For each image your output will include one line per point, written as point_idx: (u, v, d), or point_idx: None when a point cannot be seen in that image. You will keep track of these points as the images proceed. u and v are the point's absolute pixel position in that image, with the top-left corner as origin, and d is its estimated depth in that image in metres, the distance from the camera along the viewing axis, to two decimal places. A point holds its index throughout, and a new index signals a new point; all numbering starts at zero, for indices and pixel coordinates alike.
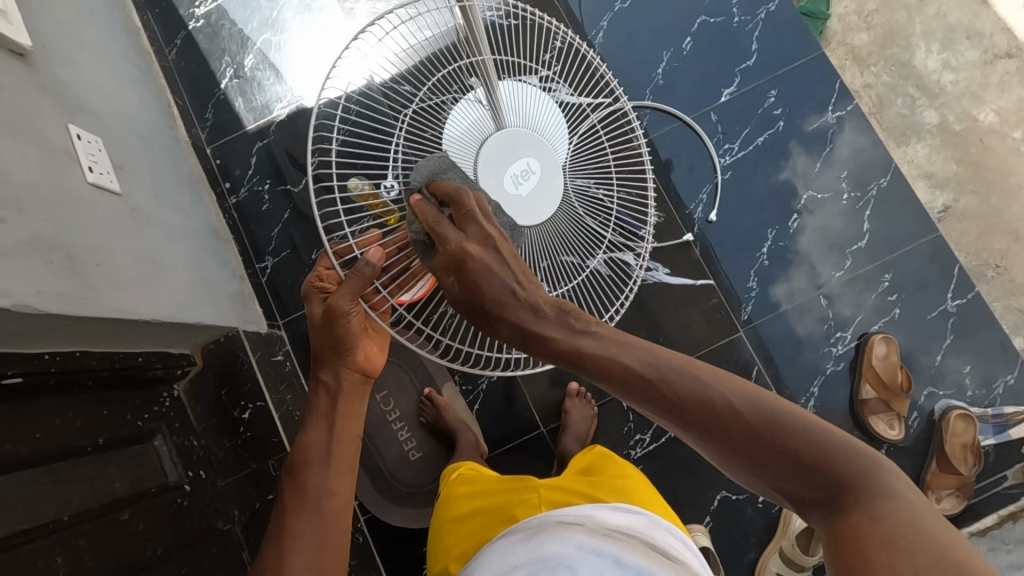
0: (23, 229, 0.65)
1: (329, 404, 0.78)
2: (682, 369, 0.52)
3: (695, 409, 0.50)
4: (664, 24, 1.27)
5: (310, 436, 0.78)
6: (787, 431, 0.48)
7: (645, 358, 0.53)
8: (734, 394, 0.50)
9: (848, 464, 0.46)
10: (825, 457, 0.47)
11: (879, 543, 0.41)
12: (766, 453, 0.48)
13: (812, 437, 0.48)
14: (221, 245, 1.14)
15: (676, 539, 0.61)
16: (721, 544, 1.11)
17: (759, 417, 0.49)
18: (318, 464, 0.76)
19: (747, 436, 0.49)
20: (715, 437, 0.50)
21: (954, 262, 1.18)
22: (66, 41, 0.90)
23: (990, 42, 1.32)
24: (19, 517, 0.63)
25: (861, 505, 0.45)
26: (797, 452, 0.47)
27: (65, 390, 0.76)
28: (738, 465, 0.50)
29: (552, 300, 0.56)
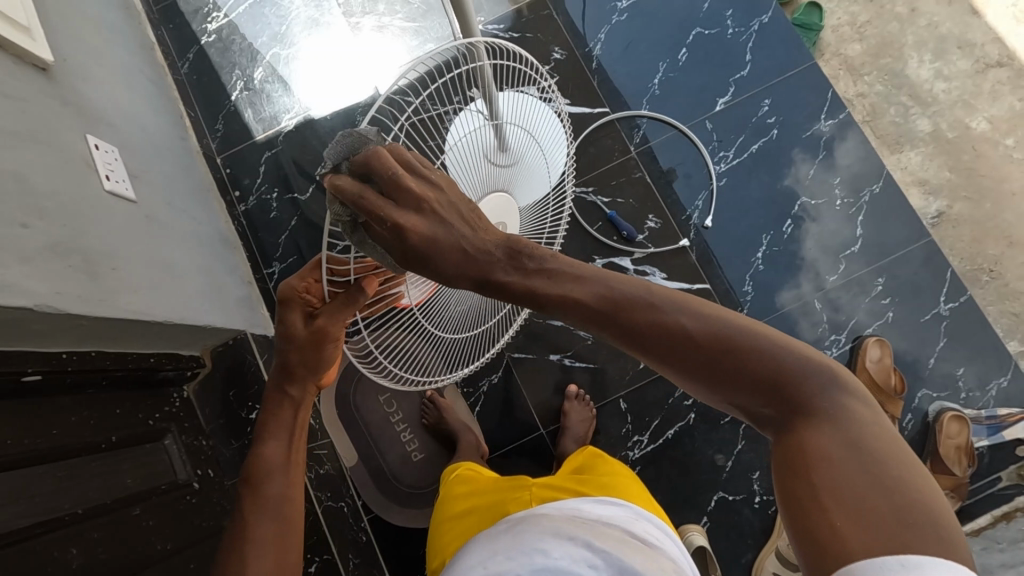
0: (44, 235, 0.69)
1: (292, 417, 0.77)
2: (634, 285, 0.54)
3: (643, 323, 0.53)
4: (659, 37, 1.31)
5: (264, 445, 0.76)
6: (738, 349, 0.51)
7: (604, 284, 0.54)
8: (694, 312, 0.52)
9: (801, 373, 0.50)
10: (783, 376, 0.50)
11: (829, 470, 0.45)
12: (723, 372, 0.51)
13: (768, 356, 0.50)
14: (229, 251, 1.17)
15: (658, 531, 0.62)
16: (718, 544, 1.13)
17: (715, 336, 0.51)
18: (276, 473, 0.74)
19: (701, 349, 0.51)
20: (667, 351, 0.52)
21: (946, 266, 1.21)
22: (85, 57, 0.94)
23: (982, 51, 1.34)
24: (37, 509, 0.66)
25: (813, 422, 0.48)
26: (752, 372, 0.50)
27: (80, 389, 0.79)
28: (689, 379, 0.53)
29: (502, 238, 0.55)
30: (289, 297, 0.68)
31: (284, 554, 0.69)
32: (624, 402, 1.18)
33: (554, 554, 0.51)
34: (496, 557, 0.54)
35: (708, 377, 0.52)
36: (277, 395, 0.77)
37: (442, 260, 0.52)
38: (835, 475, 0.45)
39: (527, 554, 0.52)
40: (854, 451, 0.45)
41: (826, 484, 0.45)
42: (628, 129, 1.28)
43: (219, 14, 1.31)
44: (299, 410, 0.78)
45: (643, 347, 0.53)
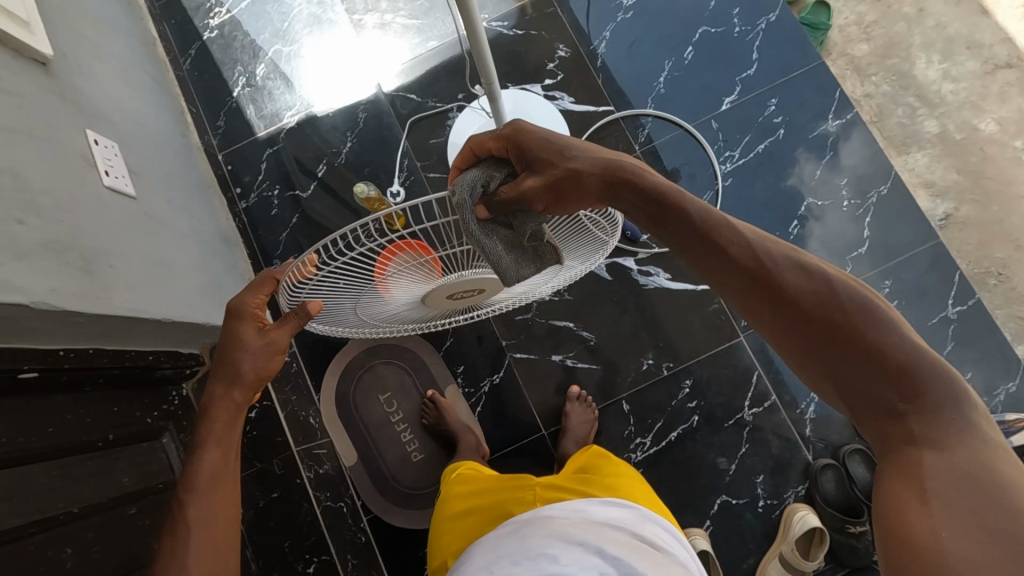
0: (40, 231, 0.68)
1: (228, 426, 0.65)
2: (783, 250, 0.57)
3: (791, 286, 0.55)
4: (665, 36, 1.30)
5: (195, 462, 0.62)
6: (880, 334, 0.52)
7: (757, 238, 0.58)
8: (844, 283, 0.54)
9: (928, 377, 0.50)
10: (917, 370, 0.51)
11: (939, 472, 0.46)
12: (854, 350, 0.52)
13: (911, 349, 0.51)
14: (230, 249, 1.16)
15: (663, 532, 0.61)
16: (719, 548, 1.12)
17: (861, 308, 0.53)
18: (205, 491, 0.60)
19: (843, 319, 0.53)
20: (811, 319, 0.54)
21: (954, 270, 1.19)
22: (86, 53, 0.94)
23: (990, 53, 1.33)
24: (29, 508, 0.64)
25: (942, 420, 0.49)
26: (892, 359, 0.51)
27: (76, 387, 0.78)
28: (817, 359, 0.54)
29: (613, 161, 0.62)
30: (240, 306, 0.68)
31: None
32: (626, 403, 1.17)
33: (563, 561, 0.50)
34: (501, 562, 0.53)
35: (833, 353, 0.53)
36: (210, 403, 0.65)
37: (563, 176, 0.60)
38: (954, 472, 0.46)
39: (533, 559, 0.51)
40: (975, 458, 0.46)
41: (949, 482, 0.46)
42: (632, 128, 1.27)
43: (221, 9, 1.30)
44: (236, 421, 0.66)
45: (783, 318, 0.55)
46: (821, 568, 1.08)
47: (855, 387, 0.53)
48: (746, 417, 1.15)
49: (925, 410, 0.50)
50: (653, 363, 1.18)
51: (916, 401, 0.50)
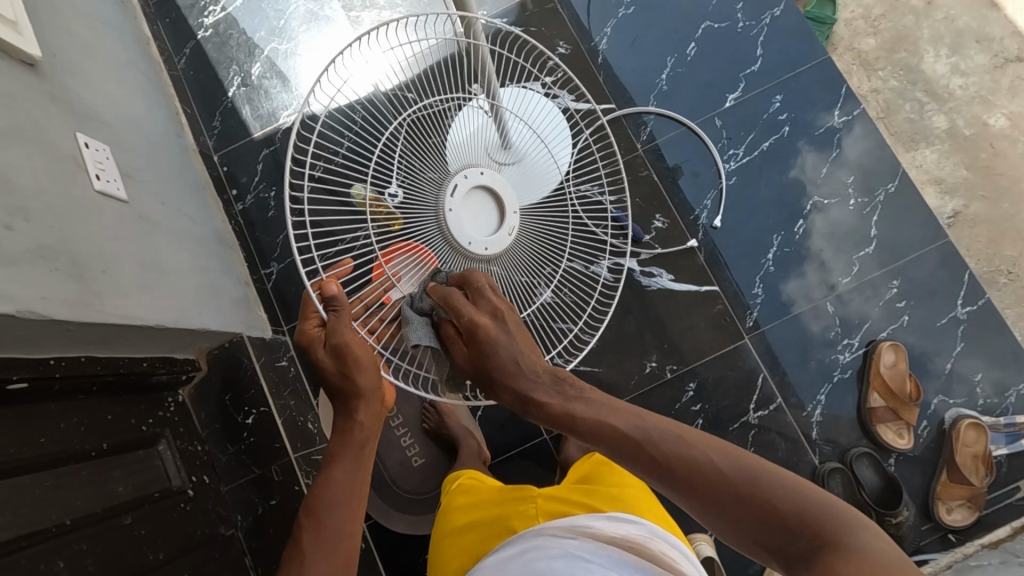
0: (28, 237, 0.66)
1: (357, 449, 0.73)
2: (667, 435, 0.56)
3: (676, 471, 0.54)
4: (668, 32, 1.28)
5: (327, 480, 0.72)
6: (763, 485, 0.51)
7: (632, 421, 0.58)
8: (716, 453, 0.54)
9: (823, 514, 0.48)
10: (807, 512, 0.49)
11: None
12: (742, 509, 0.51)
13: (797, 493, 0.50)
14: (226, 252, 1.14)
15: (675, 549, 0.59)
16: (725, 553, 1.10)
17: (739, 471, 0.52)
18: (338, 507, 0.71)
19: (729, 496, 0.52)
20: (699, 500, 0.53)
21: (964, 269, 1.17)
22: (75, 51, 0.91)
23: (1000, 46, 1.30)
24: (20, 520, 0.63)
25: (846, 554, 0.45)
26: (780, 508, 0.50)
27: (69, 395, 0.77)
28: (724, 527, 0.52)
29: (548, 367, 0.64)
30: (335, 334, 0.67)
31: None
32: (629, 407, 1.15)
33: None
34: None
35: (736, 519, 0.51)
36: (343, 426, 0.73)
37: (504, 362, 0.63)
38: None
39: None
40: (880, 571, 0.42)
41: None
42: (634, 125, 1.25)
43: (216, 8, 1.28)
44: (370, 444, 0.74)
45: (683, 497, 0.54)
46: None
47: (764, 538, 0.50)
48: (751, 420, 1.15)
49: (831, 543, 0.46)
50: (657, 366, 1.17)
51: (820, 536, 0.47)
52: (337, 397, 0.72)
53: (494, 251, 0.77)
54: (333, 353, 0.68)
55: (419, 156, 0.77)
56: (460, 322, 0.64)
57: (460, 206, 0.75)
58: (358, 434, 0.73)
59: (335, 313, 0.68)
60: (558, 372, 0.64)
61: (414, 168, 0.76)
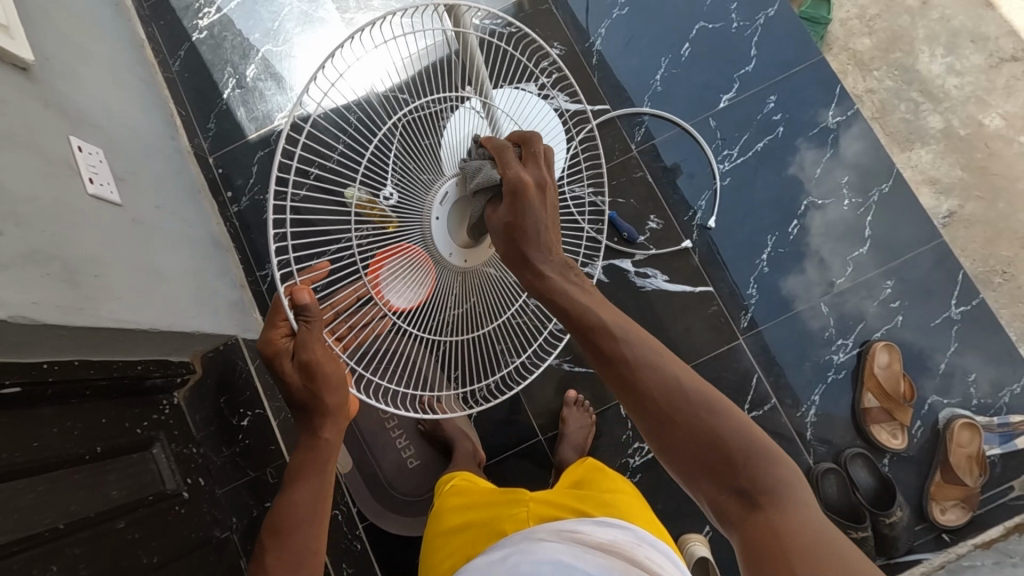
0: (20, 242, 0.66)
1: (323, 461, 0.74)
2: (637, 343, 0.57)
3: (644, 384, 0.54)
4: (663, 32, 1.28)
5: (293, 491, 0.74)
6: (712, 414, 0.52)
7: (607, 318, 0.59)
8: (688, 378, 0.54)
9: (764, 458, 0.50)
10: (750, 452, 0.51)
11: (781, 542, 0.45)
12: (690, 431, 0.52)
13: (745, 431, 0.52)
14: (221, 254, 1.15)
15: (663, 556, 0.59)
16: (720, 554, 1.11)
17: (703, 401, 0.53)
18: (303, 526, 0.73)
19: (679, 415, 0.52)
20: (649, 411, 0.54)
21: (959, 269, 1.17)
22: (69, 54, 0.91)
23: (995, 45, 1.30)
24: (12, 526, 0.63)
25: (770, 495, 0.49)
26: (727, 443, 0.51)
27: (63, 399, 0.77)
28: (657, 438, 0.54)
29: (562, 257, 0.67)
30: (305, 348, 0.68)
31: None
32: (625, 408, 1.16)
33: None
34: None
35: (685, 449, 0.52)
36: (308, 442, 0.74)
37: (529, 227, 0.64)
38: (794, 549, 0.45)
39: None
40: (820, 539, 0.45)
41: (801, 561, 0.44)
42: (629, 126, 1.25)
43: (211, 9, 1.28)
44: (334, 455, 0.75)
45: (638, 409, 0.54)
46: None
47: (699, 466, 0.52)
48: None
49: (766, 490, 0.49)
50: None
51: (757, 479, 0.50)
52: (304, 410, 0.73)
53: (471, 264, 0.78)
54: (302, 368, 0.69)
55: (414, 157, 0.76)
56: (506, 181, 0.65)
57: (447, 217, 0.75)
58: (323, 450, 0.74)
59: (307, 323, 0.67)
60: (566, 258, 0.67)
61: (409, 168, 0.75)
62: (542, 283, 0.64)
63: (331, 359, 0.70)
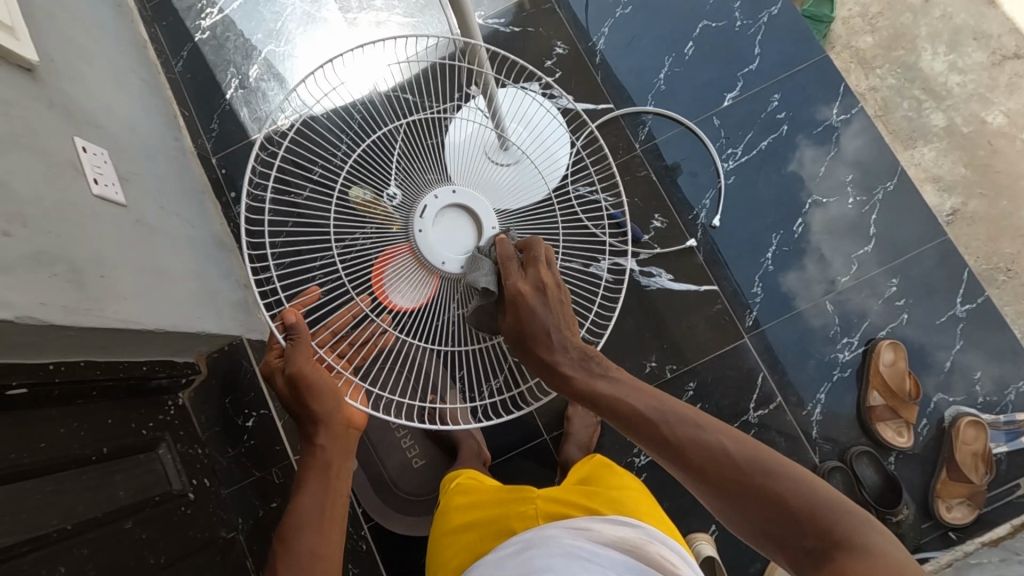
0: (26, 243, 0.66)
1: (324, 467, 0.76)
2: (680, 421, 0.61)
3: (692, 457, 0.58)
4: (666, 31, 1.27)
5: (300, 496, 0.75)
6: (771, 474, 0.54)
7: (652, 403, 0.63)
8: (732, 443, 0.58)
9: (832, 511, 0.51)
10: (817, 507, 0.52)
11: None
12: (748, 495, 0.55)
13: (805, 488, 0.53)
14: (224, 255, 1.15)
15: (675, 554, 0.59)
16: (726, 553, 1.11)
17: (750, 461, 0.56)
18: (309, 531, 0.73)
19: (731, 474, 0.56)
20: (703, 480, 0.57)
21: (963, 267, 1.17)
22: (73, 57, 0.91)
23: (998, 43, 1.30)
24: (20, 527, 0.63)
25: (846, 546, 0.49)
26: (787, 498, 0.53)
27: (68, 400, 0.76)
28: (728, 510, 0.56)
29: (580, 347, 0.69)
30: (292, 362, 0.69)
31: None
32: None
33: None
34: None
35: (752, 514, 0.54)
36: (309, 450, 0.76)
37: (535, 327, 0.67)
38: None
39: None
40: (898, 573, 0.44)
41: None
42: (633, 125, 1.25)
43: (214, 10, 1.28)
44: (335, 459, 0.76)
45: (698, 484, 0.58)
46: None
47: (768, 526, 0.54)
48: (752, 419, 1.15)
49: (840, 541, 0.49)
50: (656, 366, 1.17)
51: (827, 531, 0.50)
52: (300, 422, 0.74)
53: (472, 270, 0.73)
54: (290, 382, 0.70)
55: (415, 159, 0.77)
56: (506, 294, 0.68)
57: (430, 229, 0.73)
58: (321, 456, 0.76)
59: (293, 341, 0.69)
60: (585, 349, 0.69)
61: (411, 170, 0.76)
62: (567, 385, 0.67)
63: (316, 369, 0.70)
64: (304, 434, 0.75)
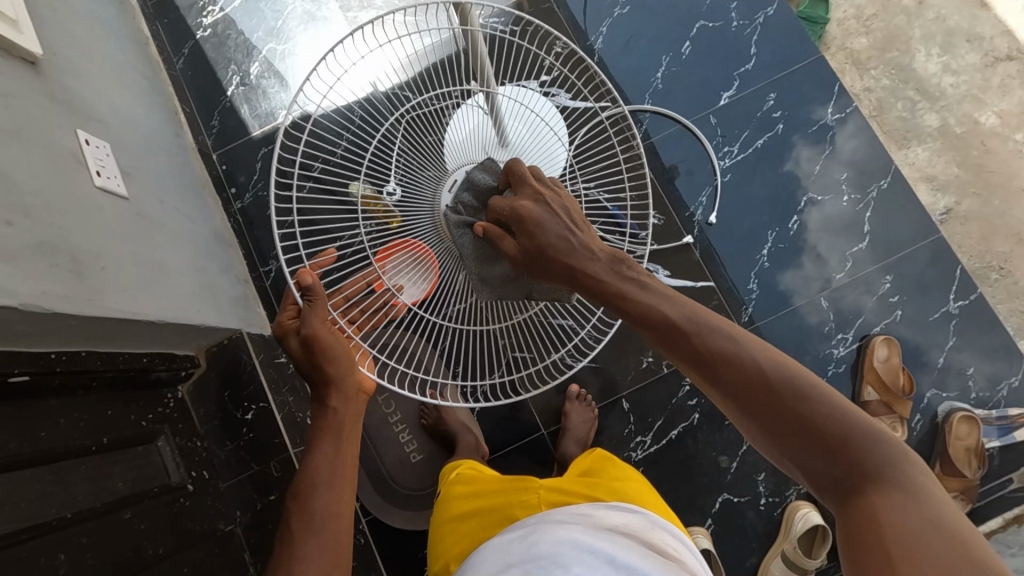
0: (29, 233, 0.67)
1: (338, 428, 0.75)
2: (719, 338, 0.55)
3: (728, 373, 0.54)
4: (663, 32, 1.29)
5: (312, 460, 0.73)
6: (810, 400, 0.51)
7: (685, 313, 0.57)
8: (771, 360, 0.53)
9: (870, 448, 0.50)
10: (849, 440, 0.50)
11: (898, 533, 0.45)
12: (785, 420, 0.52)
13: (838, 413, 0.51)
14: (224, 249, 1.16)
15: (673, 538, 0.61)
16: (721, 547, 1.12)
17: (786, 385, 0.52)
18: (323, 489, 0.72)
19: (760, 394, 0.52)
20: (737, 398, 0.54)
21: (955, 264, 1.19)
22: (75, 51, 0.92)
23: (991, 45, 1.32)
24: (22, 513, 0.63)
25: (878, 482, 0.49)
26: (822, 426, 0.51)
27: (70, 391, 0.77)
28: (750, 426, 0.54)
29: (608, 250, 0.62)
30: (308, 324, 0.71)
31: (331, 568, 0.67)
32: (626, 402, 1.16)
33: (574, 570, 0.51)
34: (510, 571, 0.54)
35: (774, 438, 0.52)
36: (319, 412, 0.75)
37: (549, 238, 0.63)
38: (907, 532, 0.45)
39: (545, 568, 0.52)
40: (943, 543, 0.43)
41: (899, 554, 0.44)
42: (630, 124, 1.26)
43: (215, 8, 1.28)
44: (352, 423, 0.76)
45: (719, 391, 0.55)
46: (825, 567, 1.08)
47: (801, 456, 0.52)
48: None
49: (875, 478, 0.49)
50: (653, 362, 1.17)
51: (859, 465, 0.50)
52: (313, 386, 0.75)
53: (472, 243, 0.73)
54: (304, 344, 0.72)
55: (419, 155, 0.76)
56: (503, 214, 0.64)
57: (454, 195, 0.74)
58: (334, 419, 0.75)
59: (310, 302, 0.71)
60: (615, 252, 0.62)
61: (412, 168, 0.75)
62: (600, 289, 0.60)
63: (330, 332, 0.72)
64: (318, 398, 0.75)
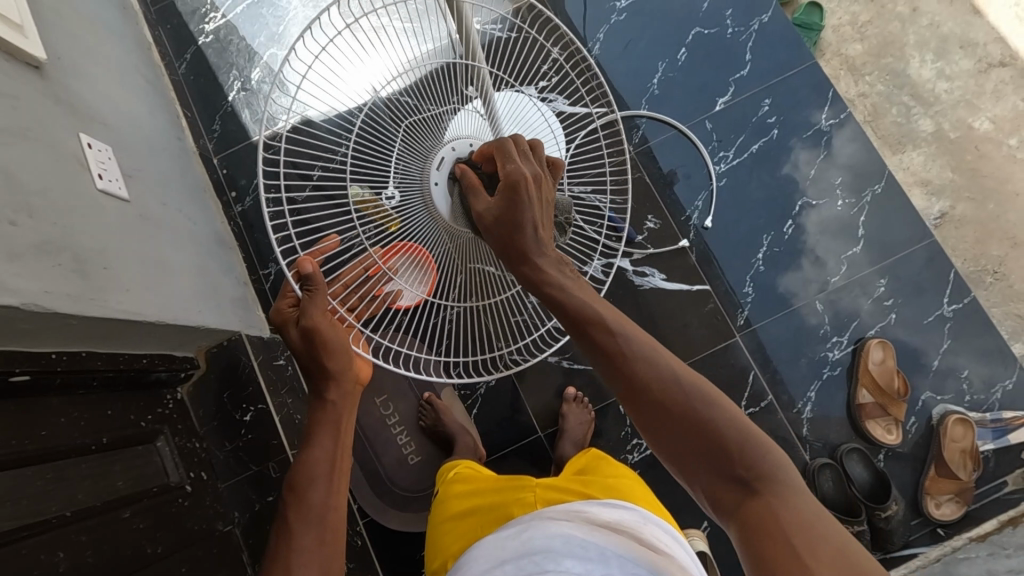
0: (33, 232, 0.68)
1: (334, 421, 0.76)
2: (638, 342, 0.60)
3: (642, 376, 0.58)
4: (660, 38, 1.30)
5: (309, 452, 0.75)
6: (717, 408, 0.56)
7: (613, 317, 0.61)
8: (682, 370, 0.58)
9: (766, 457, 0.54)
10: (746, 445, 0.55)
11: (791, 529, 0.50)
12: (695, 423, 0.56)
13: (739, 424, 0.56)
14: (224, 251, 1.17)
15: (666, 534, 0.61)
16: (718, 548, 1.12)
17: (695, 393, 0.57)
18: (320, 482, 0.74)
19: (675, 398, 0.57)
20: (652, 399, 0.57)
21: (949, 267, 1.19)
22: (79, 56, 0.93)
23: (984, 51, 1.33)
24: (21, 511, 0.64)
25: (769, 486, 0.53)
26: (725, 433, 0.55)
27: (71, 390, 0.78)
28: (660, 429, 0.57)
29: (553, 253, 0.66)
30: (308, 315, 0.69)
31: (328, 561, 0.69)
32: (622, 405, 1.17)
33: (566, 563, 0.52)
34: (504, 567, 0.55)
35: (684, 440, 0.56)
36: (315, 405, 0.77)
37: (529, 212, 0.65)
38: (799, 531, 0.49)
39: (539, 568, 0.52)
40: (831, 549, 0.48)
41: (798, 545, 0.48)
42: (627, 128, 1.27)
43: (217, 14, 1.30)
44: (346, 415, 0.78)
45: (636, 391, 0.58)
46: None
47: (705, 460, 0.55)
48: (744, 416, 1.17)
49: (767, 483, 0.53)
50: None
51: (756, 471, 0.54)
52: (309, 378, 0.76)
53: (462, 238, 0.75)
54: (304, 334, 0.71)
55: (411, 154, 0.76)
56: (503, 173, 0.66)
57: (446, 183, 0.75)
58: (330, 412, 0.76)
59: (310, 292, 0.69)
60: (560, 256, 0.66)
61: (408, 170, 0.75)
62: (536, 274, 0.63)
63: (332, 327, 0.72)
64: (314, 389, 0.76)
